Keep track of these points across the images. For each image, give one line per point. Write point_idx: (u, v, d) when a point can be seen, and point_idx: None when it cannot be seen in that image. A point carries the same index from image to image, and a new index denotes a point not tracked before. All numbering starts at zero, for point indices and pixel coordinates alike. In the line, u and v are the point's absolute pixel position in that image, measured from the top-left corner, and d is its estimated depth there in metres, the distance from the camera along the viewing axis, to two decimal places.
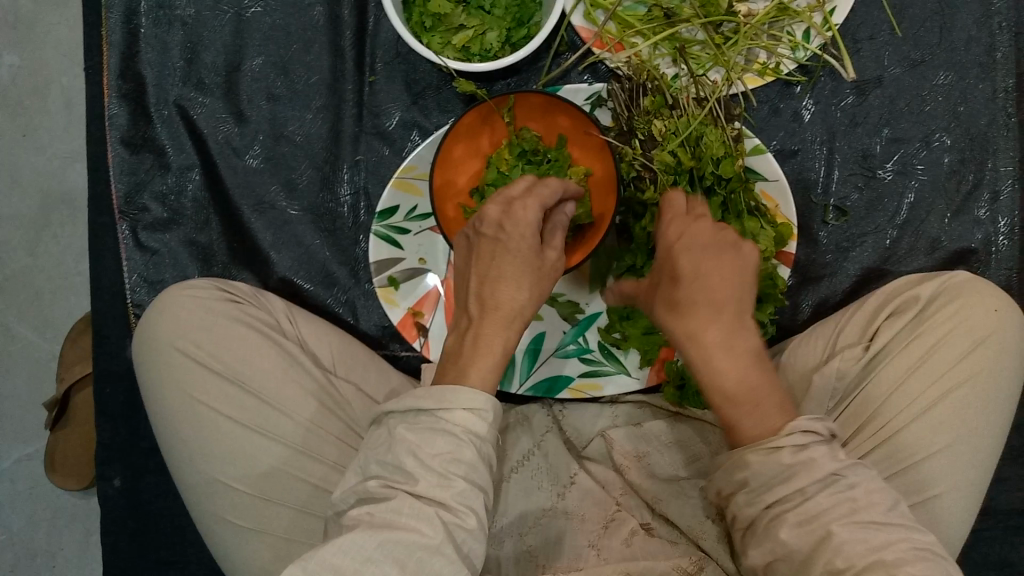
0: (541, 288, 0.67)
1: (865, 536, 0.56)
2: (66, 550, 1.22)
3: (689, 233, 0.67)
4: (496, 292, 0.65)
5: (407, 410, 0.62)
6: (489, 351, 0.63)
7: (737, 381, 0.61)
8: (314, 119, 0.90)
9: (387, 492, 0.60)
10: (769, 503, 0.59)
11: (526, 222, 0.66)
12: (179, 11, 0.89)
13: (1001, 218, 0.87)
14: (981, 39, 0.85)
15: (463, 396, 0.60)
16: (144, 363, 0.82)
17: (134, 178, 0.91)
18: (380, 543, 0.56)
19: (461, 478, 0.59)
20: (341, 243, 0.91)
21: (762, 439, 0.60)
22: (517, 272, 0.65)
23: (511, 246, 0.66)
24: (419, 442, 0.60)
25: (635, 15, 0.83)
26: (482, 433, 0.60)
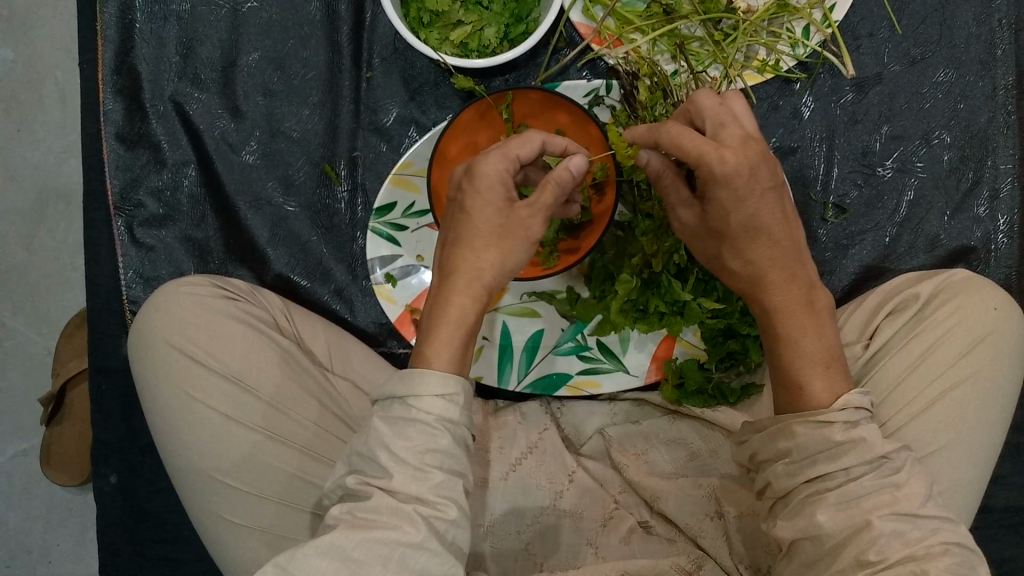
0: (507, 244, 0.64)
1: (901, 530, 0.61)
2: (63, 547, 1.22)
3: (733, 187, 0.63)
4: (453, 256, 0.64)
5: (383, 397, 0.61)
6: (444, 323, 0.62)
7: (806, 365, 0.65)
8: (311, 115, 0.89)
9: (365, 490, 0.60)
10: (810, 479, 0.64)
11: (488, 177, 0.64)
12: (174, 6, 0.88)
13: (1001, 216, 0.87)
14: (982, 36, 0.85)
15: (432, 380, 0.59)
16: (139, 357, 0.82)
17: (129, 175, 0.91)
18: (359, 542, 0.56)
19: (437, 469, 0.59)
20: (338, 240, 0.91)
21: (818, 412, 0.64)
22: (474, 235, 0.64)
23: (470, 206, 0.64)
24: (392, 433, 0.59)
25: (635, 11, 0.82)
26: (455, 417, 0.59)
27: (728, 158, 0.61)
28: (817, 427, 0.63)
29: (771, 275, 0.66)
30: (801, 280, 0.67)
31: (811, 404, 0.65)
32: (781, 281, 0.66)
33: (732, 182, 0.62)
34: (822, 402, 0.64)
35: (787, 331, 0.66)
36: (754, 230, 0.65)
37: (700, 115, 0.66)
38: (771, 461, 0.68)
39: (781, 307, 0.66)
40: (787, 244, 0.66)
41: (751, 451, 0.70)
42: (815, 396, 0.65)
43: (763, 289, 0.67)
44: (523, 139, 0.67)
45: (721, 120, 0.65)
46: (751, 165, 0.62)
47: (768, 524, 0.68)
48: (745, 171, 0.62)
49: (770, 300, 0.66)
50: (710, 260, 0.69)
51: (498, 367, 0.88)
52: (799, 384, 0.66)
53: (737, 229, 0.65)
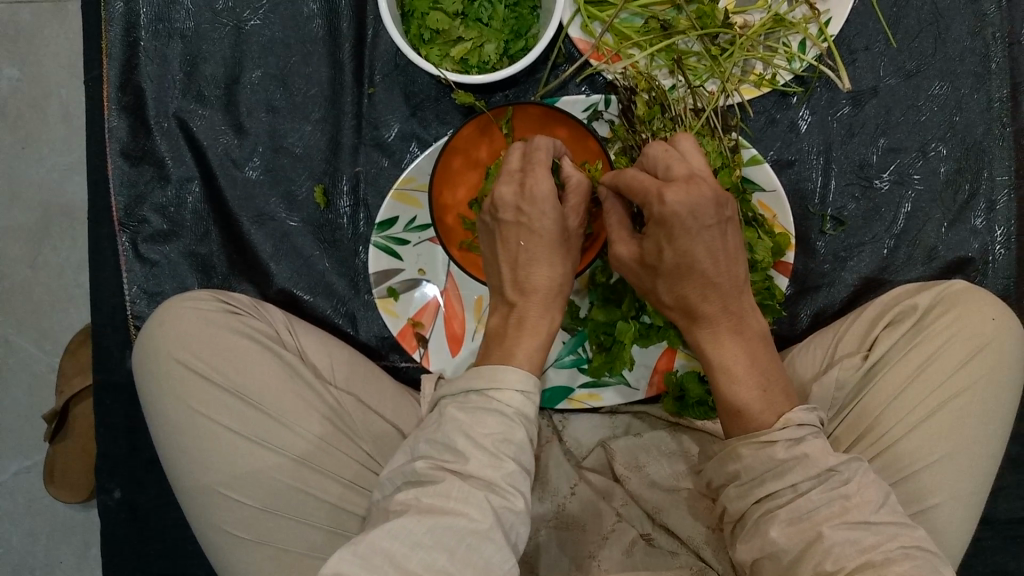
0: (567, 250, 0.72)
1: (855, 537, 0.60)
2: (66, 562, 1.22)
3: (666, 226, 0.65)
4: (530, 274, 0.70)
5: (458, 393, 0.65)
6: (527, 331, 0.69)
7: (746, 390, 0.67)
8: (313, 131, 0.90)
9: (434, 475, 0.60)
10: (760, 498, 0.65)
11: (545, 197, 0.69)
12: (178, 24, 0.90)
13: (998, 227, 0.87)
14: (977, 49, 0.86)
15: (511, 376, 0.63)
16: (144, 372, 0.82)
17: (134, 191, 0.92)
18: (430, 528, 0.56)
19: (510, 459, 0.60)
20: (340, 255, 0.92)
21: (759, 432, 0.65)
22: (546, 250, 0.70)
23: (535, 222, 0.70)
24: (470, 422, 0.61)
25: (633, 27, 0.83)
26: (530, 414, 0.63)
27: (666, 198, 0.63)
28: (763, 446, 0.65)
29: (705, 310, 0.68)
30: (734, 315, 0.69)
31: (755, 425, 0.66)
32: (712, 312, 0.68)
33: (669, 221, 0.64)
34: (765, 423, 0.66)
35: (728, 363, 0.68)
36: (690, 269, 0.66)
37: (649, 160, 0.69)
38: (727, 485, 0.69)
39: (718, 340, 0.69)
40: (726, 284, 0.67)
41: (709, 478, 0.71)
42: (757, 416, 0.66)
43: (698, 322, 0.69)
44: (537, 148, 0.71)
45: (677, 163, 0.66)
46: (692, 206, 0.63)
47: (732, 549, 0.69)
48: (688, 213, 0.64)
49: (705, 332, 0.69)
50: (646, 293, 0.71)
51: None
52: (738, 410, 0.67)
53: (670, 267, 0.67)
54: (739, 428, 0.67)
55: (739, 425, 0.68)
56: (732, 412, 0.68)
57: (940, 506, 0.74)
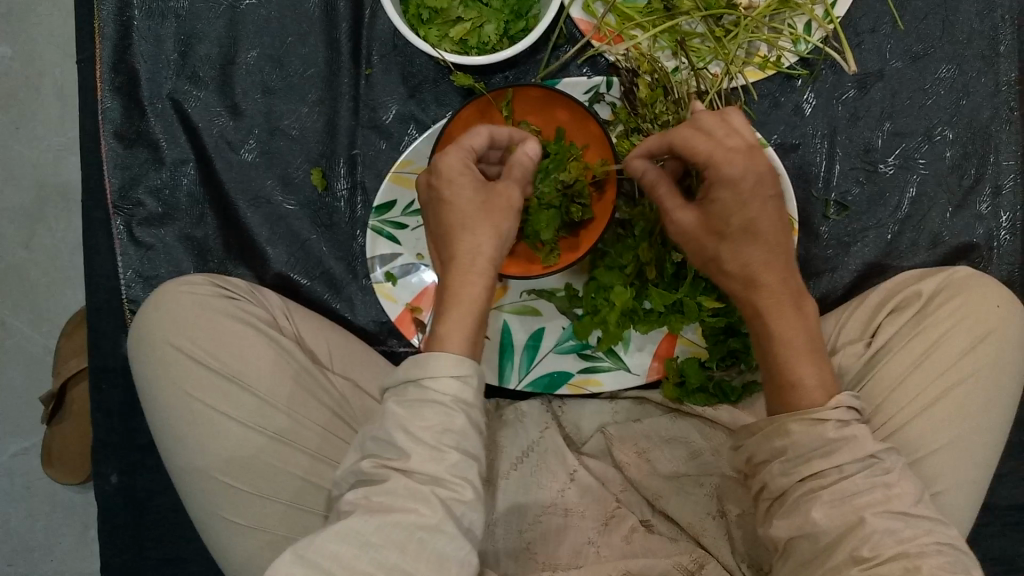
0: (490, 216, 0.65)
1: (894, 528, 0.60)
2: (64, 545, 1.22)
3: (733, 189, 0.65)
4: (453, 247, 0.64)
5: (395, 383, 0.61)
6: (456, 305, 0.63)
7: (801, 362, 0.66)
8: (310, 113, 0.89)
9: (381, 473, 0.59)
10: (805, 477, 0.63)
11: (451, 175, 0.65)
12: (172, 3, 0.88)
13: (1003, 213, 0.86)
14: (985, 32, 0.85)
15: (447, 361, 0.59)
16: (139, 358, 0.81)
17: (128, 173, 0.90)
18: (377, 526, 0.56)
19: (453, 450, 0.58)
20: (337, 239, 0.91)
21: (810, 410, 0.64)
22: (461, 222, 0.65)
23: (447, 201, 0.65)
24: (408, 416, 0.58)
25: (635, 7, 0.82)
26: (471, 399, 0.60)
27: (736, 160, 0.64)
28: (814, 425, 0.63)
29: (760, 276, 0.67)
30: (791, 288, 0.68)
31: (805, 402, 0.65)
32: (772, 279, 0.67)
33: (735, 186, 0.65)
34: (815, 400, 0.64)
35: (780, 329, 0.67)
36: (753, 236, 0.66)
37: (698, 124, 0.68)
38: (768, 462, 0.66)
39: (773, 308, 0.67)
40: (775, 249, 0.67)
41: (747, 454, 0.69)
42: (808, 397, 0.65)
43: (755, 289, 0.68)
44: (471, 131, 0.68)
45: (725, 126, 0.66)
46: (758, 171, 0.65)
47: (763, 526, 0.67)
48: (743, 177, 0.64)
49: (758, 300, 0.68)
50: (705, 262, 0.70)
51: (498, 367, 0.88)
52: (794, 381, 0.66)
53: (736, 231, 0.66)
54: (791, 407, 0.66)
55: (786, 402, 0.66)
56: (781, 390, 0.67)
57: (942, 494, 0.73)
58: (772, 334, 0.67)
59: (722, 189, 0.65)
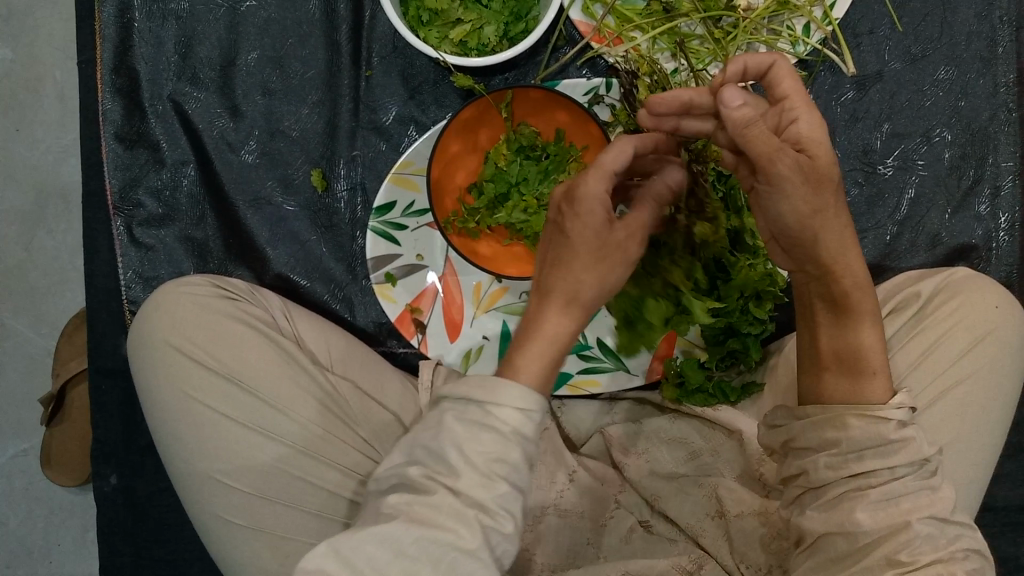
0: (603, 262, 0.61)
1: (934, 534, 0.61)
2: (63, 547, 1.22)
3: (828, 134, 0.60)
4: (552, 278, 0.61)
5: (457, 398, 0.58)
6: (540, 338, 0.60)
7: (876, 354, 0.66)
8: (310, 114, 0.89)
9: (430, 486, 0.56)
10: (856, 474, 0.63)
11: (590, 199, 0.60)
12: (173, 5, 0.88)
13: (1002, 214, 0.87)
14: (983, 33, 0.85)
15: (514, 392, 0.56)
16: (139, 359, 0.81)
17: (128, 174, 0.90)
18: (416, 539, 0.54)
19: (503, 480, 0.55)
20: (337, 240, 0.91)
21: (875, 407, 0.64)
22: (578, 254, 0.60)
23: (574, 224, 0.60)
24: (467, 435, 0.55)
25: (634, 9, 0.82)
26: (528, 432, 0.56)
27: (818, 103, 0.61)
28: (873, 421, 0.63)
29: (842, 262, 0.64)
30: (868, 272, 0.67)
31: (869, 394, 0.65)
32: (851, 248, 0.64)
33: (815, 167, 0.60)
34: (880, 398, 0.65)
35: (868, 341, 0.66)
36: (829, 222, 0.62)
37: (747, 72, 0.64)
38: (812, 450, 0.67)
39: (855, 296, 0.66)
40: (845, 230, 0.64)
41: (791, 436, 0.69)
42: (872, 389, 0.65)
43: (834, 277, 0.65)
44: (612, 151, 0.63)
45: (791, 91, 0.60)
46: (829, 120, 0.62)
47: (795, 514, 0.68)
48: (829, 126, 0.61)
49: (838, 288, 0.65)
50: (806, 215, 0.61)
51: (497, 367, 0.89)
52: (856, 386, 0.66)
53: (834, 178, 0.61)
54: (858, 399, 0.66)
55: (851, 395, 0.66)
56: (852, 376, 0.66)
57: None
58: (855, 315, 0.66)
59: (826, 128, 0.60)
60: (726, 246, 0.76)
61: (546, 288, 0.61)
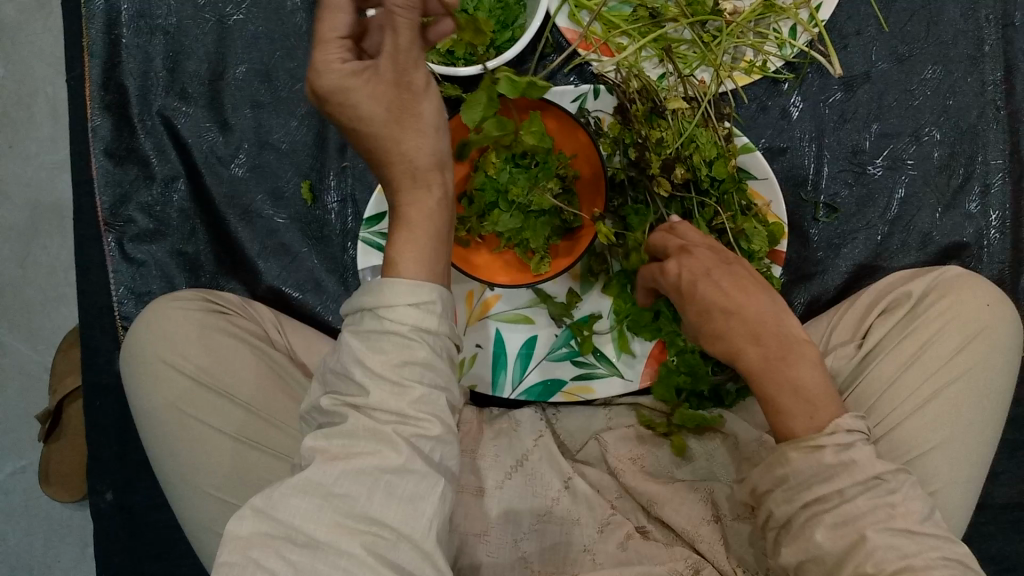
0: (412, 116, 0.57)
1: (899, 544, 0.59)
2: (63, 562, 1.21)
3: (692, 273, 0.69)
4: (383, 165, 0.59)
5: (355, 311, 0.58)
6: (410, 218, 0.59)
7: (813, 395, 0.64)
8: (299, 126, 0.89)
9: (342, 412, 0.57)
10: (807, 502, 0.62)
11: (338, 83, 0.55)
12: (160, 20, 0.88)
13: (993, 212, 0.87)
14: (969, 32, 0.85)
15: (403, 289, 0.56)
16: (132, 378, 0.81)
17: (118, 190, 0.90)
18: (342, 474, 0.54)
19: (416, 384, 0.55)
20: (329, 252, 0.91)
21: (806, 436, 0.62)
22: (381, 137, 0.57)
23: (348, 108, 0.56)
24: (365, 348, 0.56)
25: (621, 15, 0.82)
26: (431, 328, 0.56)
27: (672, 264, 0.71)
28: (809, 451, 0.62)
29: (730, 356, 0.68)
30: (779, 343, 0.66)
31: (798, 429, 0.63)
32: (748, 346, 0.67)
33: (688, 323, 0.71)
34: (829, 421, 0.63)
35: (803, 378, 0.65)
36: (709, 308, 0.68)
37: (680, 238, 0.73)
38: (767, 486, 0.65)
39: (769, 363, 0.66)
40: (769, 332, 0.67)
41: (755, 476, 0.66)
42: (800, 425, 0.63)
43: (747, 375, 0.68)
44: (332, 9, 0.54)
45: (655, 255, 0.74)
46: (693, 270, 0.69)
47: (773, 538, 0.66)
48: (695, 272, 0.69)
49: (749, 355, 0.67)
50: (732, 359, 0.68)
51: (491, 376, 0.88)
52: (810, 409, 0.64)
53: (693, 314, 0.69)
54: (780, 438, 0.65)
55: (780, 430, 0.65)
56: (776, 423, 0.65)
57: (937, 495, 0.73)
58: (772, 373, 0.65)
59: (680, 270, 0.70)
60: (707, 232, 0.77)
61: (388, 176, 0.60)
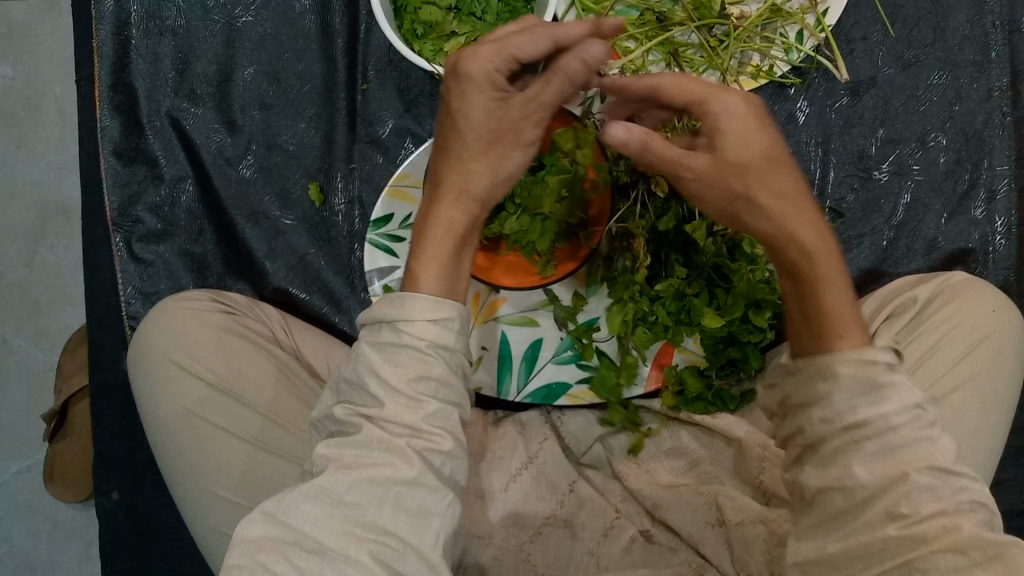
0: (498, 153, 0.59)
1: (936, 484, 0.57)
2: (67, 561, 1.22)
3: (738, 124, 0.57)
4: (445, 166, 0.60)
5: (372, 320, 0.58)
6: (436, 234, 0.59)
7: (848, 312, 0.60)
8: (307, 128, 0.90)
9: (354, 421, 0.58)
10: (848, 427, 0.59)
11: (472, 75, 0.57)
12: (169, 22, 0.89)
13: (998, 218, 0.87)
14: (976, 38, 0.85)
15: (420, 304, 0.56)
16: (139, 377, 0.81)
17: (127, 191, 0.91)
18: (353, 484, 0.55)
19: (431, 398, 0.56)
20: (336, 253, 0.91)
21: (853, 351, 0.59)
22: (463, 145, 0.59)
23: (461, 107, 0.58)
24: (382, 360, 0.56)
25: (628, 20, 0.82)
26: (448, 345, 0.57)
27: (730, 99, 0.57)
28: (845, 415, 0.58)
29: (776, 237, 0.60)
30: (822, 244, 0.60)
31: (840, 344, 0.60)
32: (794, 233, 0.59)
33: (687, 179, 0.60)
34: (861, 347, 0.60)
35: (835, 297, 0.60)
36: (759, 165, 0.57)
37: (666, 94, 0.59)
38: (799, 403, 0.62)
39: (805, 263, 0.60)
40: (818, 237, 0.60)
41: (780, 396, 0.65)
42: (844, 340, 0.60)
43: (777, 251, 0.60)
44: (530, 32, 0.56)
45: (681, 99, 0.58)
46: (736, 109, 0.57)
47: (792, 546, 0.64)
48: (747, 113, 0.57)
49: (782, 255, 0.60)
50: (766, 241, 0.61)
51: (496, 378, 0.88)
52: (838, 333, 0.60)
53: (736, 168, 0.57)
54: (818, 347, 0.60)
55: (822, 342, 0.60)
56: (820, 327, 0.60)
57: None
58: (814, 279, 0.60)
59: (729, 122, 0.56)
60: (723, 255, 0.77)
61: (444, 181, 0.60)
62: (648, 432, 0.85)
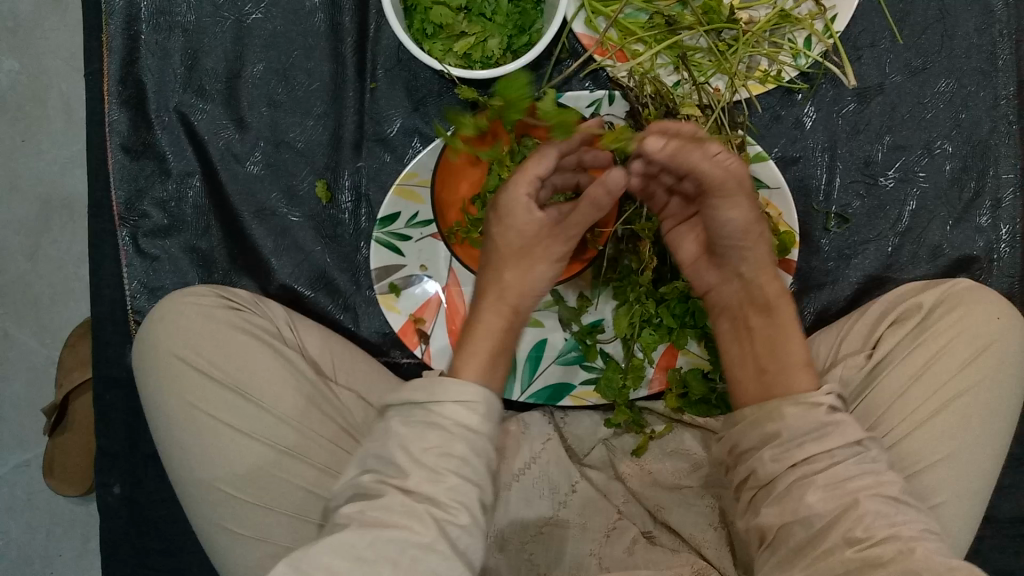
0: (530, 267, 0.70)
1: (887, 512, 0.60)
2: (64, 556, 1.22)
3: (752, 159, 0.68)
4: (493, 279, 0.71)
5: (401, 404, 0.63)
6: (481, 335, 0.69)
7: (794, 351, 0.70)
8: (315, 126, 0.90)
9: (380, 489, 0.60)
10: (796, 463, 0.63)
11: (514, 205, 0.68)
12: (179, 17, 0.89)
13: (1003, 226, 0.87)
14: (983, 46, 0.85)
15: (450, 389, 0.62)
16: (143, 370, 0.82)
17: (134, 186, 0.91)
18: (371, 542, 0.56)
19: (452, 473, 0.59)
20: (341, 250, 0.91)
21: (802, 395, 0.66)
22: (505, 261, 0.70)
23: (504, 226, 0.70)
24: (411, 436, 0.60)
25: (637, 22, 0.82)
26: (474, 426, 0.61)
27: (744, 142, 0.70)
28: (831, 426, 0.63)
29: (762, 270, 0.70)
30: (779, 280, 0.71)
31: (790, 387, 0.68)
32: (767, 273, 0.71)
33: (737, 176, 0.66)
34: (806, 385, 0.67)
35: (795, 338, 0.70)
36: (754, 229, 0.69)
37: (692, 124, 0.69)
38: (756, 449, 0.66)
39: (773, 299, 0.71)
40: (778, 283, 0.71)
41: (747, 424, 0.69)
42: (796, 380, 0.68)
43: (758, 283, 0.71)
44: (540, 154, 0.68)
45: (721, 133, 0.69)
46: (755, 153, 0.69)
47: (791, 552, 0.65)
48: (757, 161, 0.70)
49: (761, 292, 0.71)
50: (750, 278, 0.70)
51: None
52: (786, 370, 0.69)
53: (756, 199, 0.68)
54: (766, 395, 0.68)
55: (767, 389, 0.69)
56: (770, 369, 0.69)
57: (945, 506, 0.73)
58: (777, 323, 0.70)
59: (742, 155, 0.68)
60: None
61: (489, 290, 0.71)
62: (653, 435, 0.84)
